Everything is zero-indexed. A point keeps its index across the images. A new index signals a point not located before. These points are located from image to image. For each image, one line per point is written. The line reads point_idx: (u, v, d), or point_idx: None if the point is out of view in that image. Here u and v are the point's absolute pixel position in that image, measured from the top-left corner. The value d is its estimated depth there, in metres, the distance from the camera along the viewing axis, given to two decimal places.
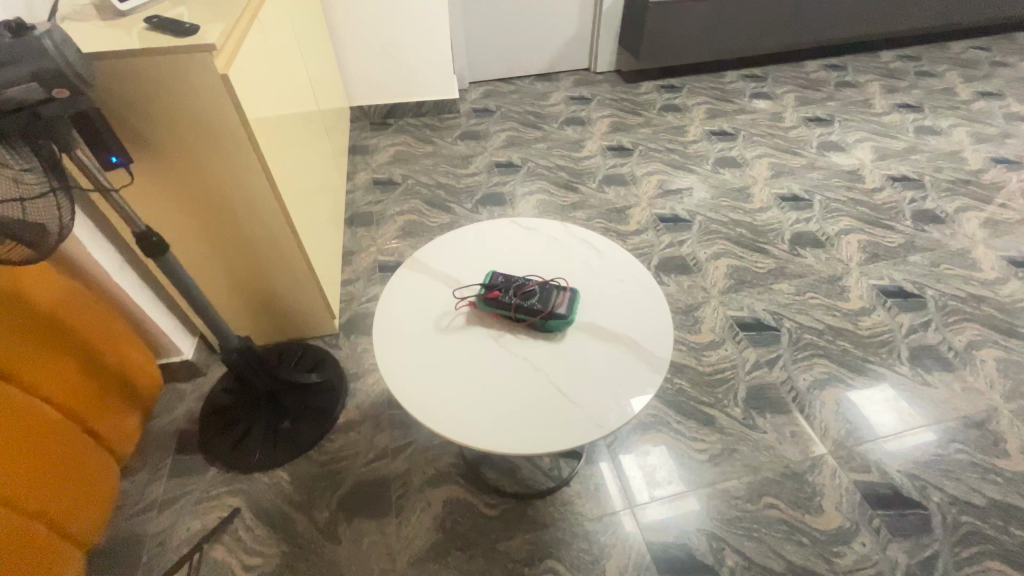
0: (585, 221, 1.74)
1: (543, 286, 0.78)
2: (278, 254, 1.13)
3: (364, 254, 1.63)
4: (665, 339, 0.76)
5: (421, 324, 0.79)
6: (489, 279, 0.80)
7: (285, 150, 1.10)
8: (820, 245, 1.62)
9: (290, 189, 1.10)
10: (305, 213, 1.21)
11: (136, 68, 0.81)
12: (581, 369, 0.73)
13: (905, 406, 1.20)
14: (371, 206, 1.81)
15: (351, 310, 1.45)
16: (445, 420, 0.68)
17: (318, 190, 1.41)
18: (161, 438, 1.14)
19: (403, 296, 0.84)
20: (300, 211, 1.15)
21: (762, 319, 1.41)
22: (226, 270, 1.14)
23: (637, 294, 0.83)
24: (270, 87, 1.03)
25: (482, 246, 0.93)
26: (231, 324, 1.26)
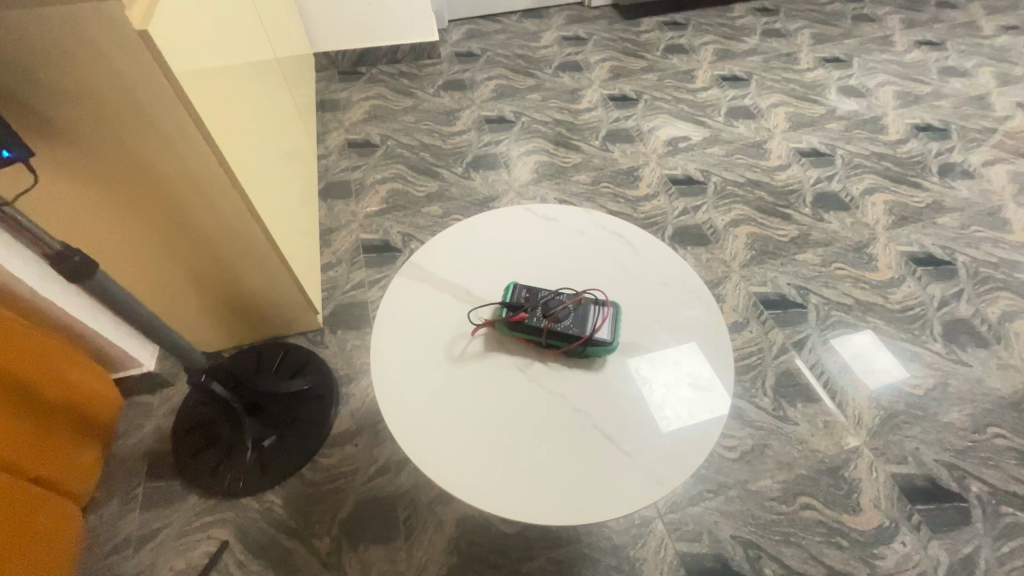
0: (589, 185, 1.57)
1: (578, 303, 0.64)
2: (243, 249, 0.95)
3: (345, 232, 1.44)
4: (726, 363, 0.64)
5: (429, 351, 0.65)
6: (510, 294, 0.65)
7: (240, 123, 0.89)
8: (845, 208, 1.50)
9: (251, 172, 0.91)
10: (272, 197, 1.02)
11: (20, 26, 0.60)
12: (631, 406, 0.60)
13: (890, 356, 1.18)
14: (347, 174, 1.60)
15: (335, 300, 1.29)
16: (468, 481, 0.56)
17: (285, 163, 1.21)
18: (129, 463, 1.01)
19: (403, 315, 0.69)
20: (266, 196, 0.97)
21: (787, 295, 1.30)
22: (185, 270, 0.97)
23: (685, 303, 0.70)
24: (213, 41, 0.81)
25: (492, 242, 0.77)
26: (196, 328, 1.10)
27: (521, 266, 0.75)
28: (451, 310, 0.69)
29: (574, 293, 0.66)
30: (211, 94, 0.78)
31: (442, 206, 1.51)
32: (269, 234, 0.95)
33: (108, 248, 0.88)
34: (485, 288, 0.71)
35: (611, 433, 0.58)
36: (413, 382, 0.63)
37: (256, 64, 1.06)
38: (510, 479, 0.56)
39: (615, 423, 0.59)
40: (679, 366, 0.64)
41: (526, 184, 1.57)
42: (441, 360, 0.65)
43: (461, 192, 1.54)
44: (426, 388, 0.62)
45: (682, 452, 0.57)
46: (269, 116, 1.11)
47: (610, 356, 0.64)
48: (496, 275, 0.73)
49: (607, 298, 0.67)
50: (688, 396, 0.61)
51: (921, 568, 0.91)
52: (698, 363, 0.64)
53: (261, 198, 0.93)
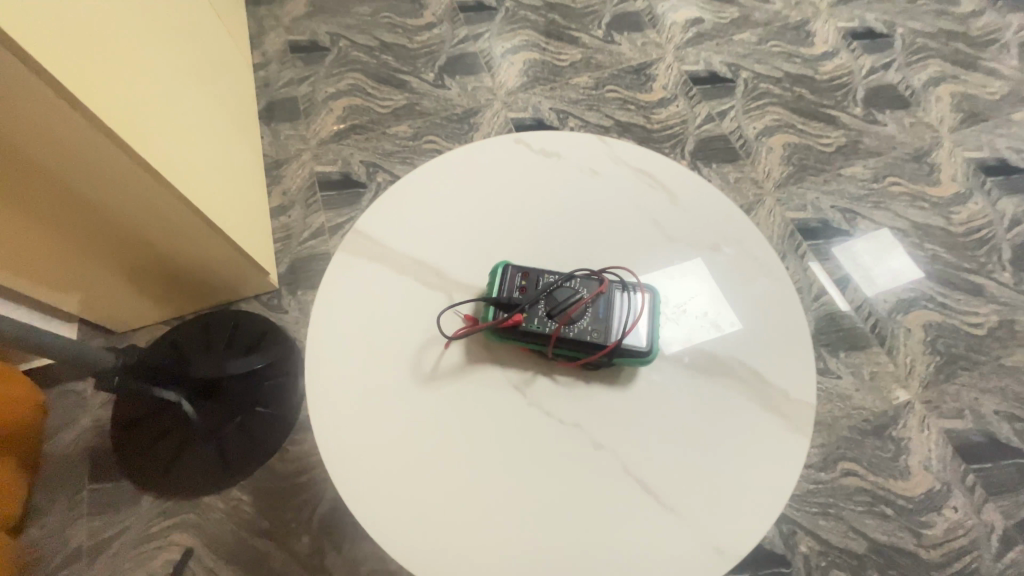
0: (592, 89, 1.27)
1: (599, 295, 0.44)
2: (145, 212, 0.74)
3: (295, 165, 1.18)
4: (805, 367, 0.46)
5: (381, 361, 0.47)
6: (497, 282, 0.46)
7: (115, 38, 0.64)
8: (903, 106, 1.23)
9: (140, 108, 0.67)
10: (183, 133, 0.77)
11: None
12: (665, 435, 0.44)
13: (903, 254, 1.05)
14: (292, 88, 1.29)
15: (292, 253, 1.07)
16: (450, 562, 0.41)
17: (207, 82, 0.93)
18: (66, 464, 0.86)
19: (346, 307, 0.49)
20: (167, 134, 0.72)
21: (831, 221, 1.09)
22: (81, 243, 0.76)
23: (745, 278, 0.50)
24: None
25: (473, 196, 0.56)
26: (124, 303, 0.91)
27: (514, 229, 0.54)
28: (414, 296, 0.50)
29: (594, 276, 0.46)
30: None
31: (412, 124, 1.22)
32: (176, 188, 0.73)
33: None
34: (466, 268, 0.52)
35: (639, 474, 0.42)
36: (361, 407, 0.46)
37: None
38: (504, 542, 0.41)
39: (646, 460, 0.43)
40: (735, 370, 0.46)
41: (513, 91, 1.27)
42: (399, 374, 0.47)
43: (434, 105, 1.25)
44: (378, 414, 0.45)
45: (738, 498, 0.42)
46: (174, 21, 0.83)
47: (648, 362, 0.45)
48: (482, 248, 0.53)
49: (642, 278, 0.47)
50: (745, 414, 0.44)
51: (974, 536, 0.82)
52: (761, 363, 0.46)
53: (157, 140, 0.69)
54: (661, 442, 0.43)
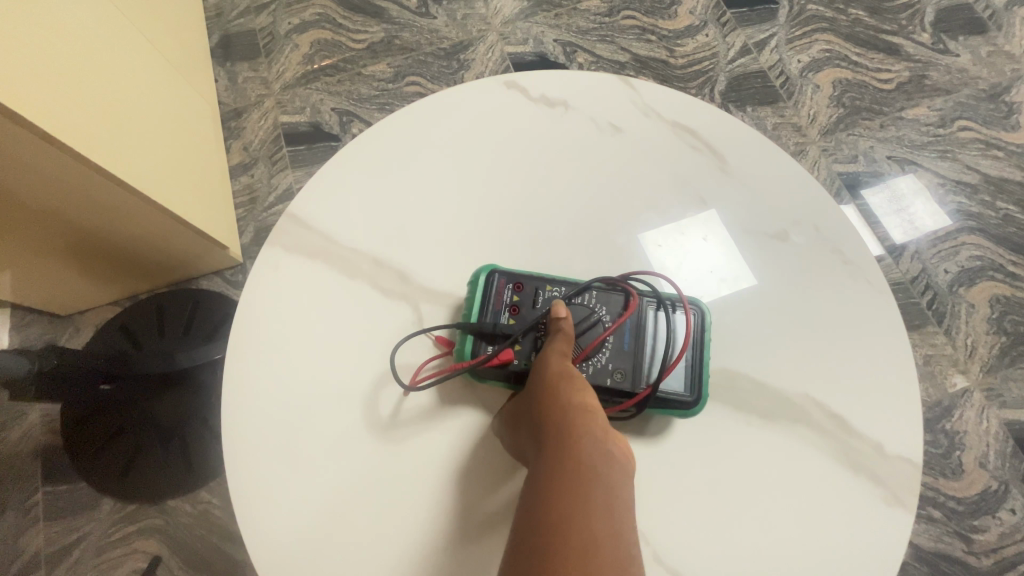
0: (604, 15, 1.07)
1: (620, 324, 0.38)
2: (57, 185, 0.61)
3: (258, 115, 1.01)
4: (910, 415, 0.39)
5: (282, 360, 0.41)
6: (486, 303, 0.40)
7: None
8: (981, 31, 1.02)
9: (25, 54, 0.52)
10: (64, 57, 0.58)
11: None
12: (702, 495, 0.37)
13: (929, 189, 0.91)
14: (249, 21, 1.09)
15: (258, 220, 0.94)
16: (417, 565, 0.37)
17: (129, 14, 0.76)
18: (16, 465, 0.78)
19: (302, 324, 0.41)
20: (41, 63, 0.54)
21: (887, 176, 0.92)
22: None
23: (797, 283, 0.42)
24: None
25: (461, 154, 0.46)
26: (59, 289, 0.79)
27: (511, 197, 0.45)
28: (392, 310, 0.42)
29: (612, 295, 0.39)
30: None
31: (391, 63, 1.04)
32: (44, 127, 0.53)
33: None
34: (454, 255, 0.43)
35: (661, 544, 0.36)
36: (257, 424, 0.39)
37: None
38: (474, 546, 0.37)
39: (672, 525, 0.36)
40: (814, 420, 0.39)
41: (511, 20, 1.06)
42: (302, 371, 0.40)
43: (417, 38, 1.05)
44: (276, 417, 0.39)
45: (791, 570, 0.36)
46: None
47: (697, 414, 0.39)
48: (469, 220, 0.44)
49: (673, 294, 0.40)
50: (805, 471, 0.38)
51: None
52: (849, 410, 0.39)
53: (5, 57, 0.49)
54: (694, 503, 0.37)
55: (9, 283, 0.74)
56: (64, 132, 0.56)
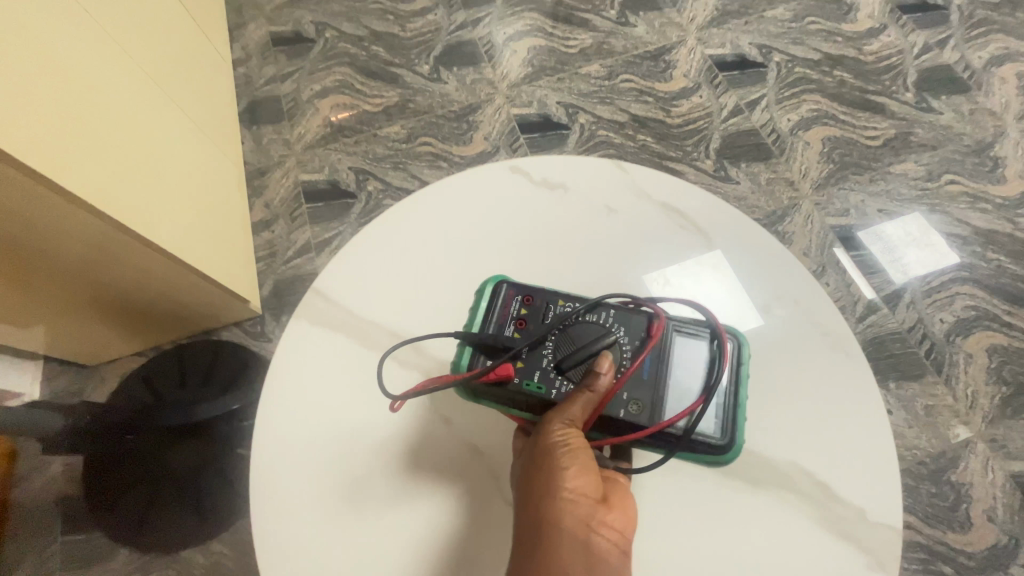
0: (604, 79, 1.14)
1: (640, 346, 0.41)
2: (93, 248, 0.67)
3: (280, 174, 1.08)
4: (891, 479, 0.41)
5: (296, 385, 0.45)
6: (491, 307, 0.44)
7: (33, 56, 0.56)
8: (963, 90, 1.07)
9: (72, 137, 0.59)
10: (106, 136, 0.65)
11: None
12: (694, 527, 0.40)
13: (924, 235, 0.95)
14: (273, 87, 1.18)
15: (275, 274, 0.98)
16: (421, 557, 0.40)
17: (165, 90, 0.84)
18: (37, 514, 0.80)
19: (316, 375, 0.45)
20: (85, 144, 0.61)
21: (877, 228, 0.96)
22: (32, 290, 0.69)
23: (782, 352, 0.45)
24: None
25: (470, 233, 0.50)
26: (92, 342, 0.85)
27: (515, 273, 0.49)
28: (402, 377, 0.45)
29: (633, 318, 0.42)
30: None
31: (405, 125, 1.11)
32: (88, 201, 0.61)
33: None
34: (462, 323, 0.47)
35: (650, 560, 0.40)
36: (279, 451, 0.43)
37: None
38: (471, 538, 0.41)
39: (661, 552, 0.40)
40: (799, 488, 0.41)
41: (516, 84, 1.14)
42: (314, 396, 0.45)
43: (430, 102, 1.13)
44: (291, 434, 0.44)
45: None
46: (119, 26, 0.75)
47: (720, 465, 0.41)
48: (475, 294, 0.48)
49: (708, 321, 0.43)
50: (791, 533, 0.40)
51: None
52: (832, 476, 0.41)
53: (59, 145, 0.57)
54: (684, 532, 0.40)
55: (39, 336, 0.79)
56: (105, 203, 0.63)
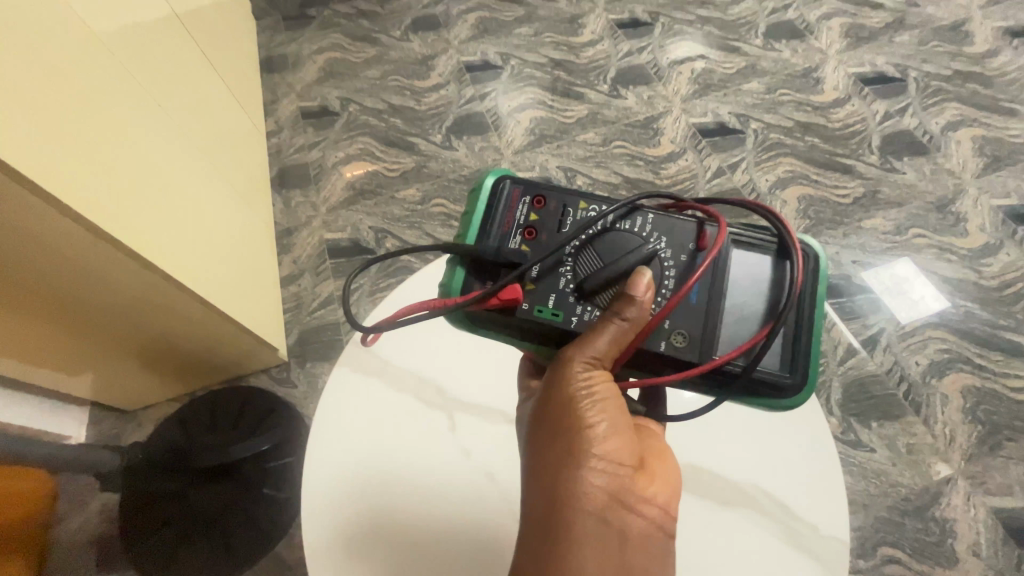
0: (599, 146, 1.27)
1: (690, 259, 0.49)
2: (158, 307, 0.78)
3: (307, 233, 1.19)
4: (838, 501, 0.53)
5: (337, 403, 0.55)
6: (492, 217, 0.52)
7: (122, 151, 0.69)
8: (923, 152, 1.19)
9: (150, 216, 0.71)
10: (172, 210, 0.78)
11: None
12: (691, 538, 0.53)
13: (909, 278, 1.04)
14: (303, 155, 1.32)
15: (301, 324, 1.07)
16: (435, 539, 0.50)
17: (211, 163, 0.98)
18: (76, 552, 0.86)
19: (355, 398, 0.55)
20: (158, 218, 0.73)
21: (852, 278, 1.04)
22: (99, 342, 0.80)
23: None
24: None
25: None
26: (136, 389, 0.94)
27: None
28: (430, 419, 0.55)
29: (678, 234, 0.50)
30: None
31: (420, 188, 1.23)
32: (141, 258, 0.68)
33: None
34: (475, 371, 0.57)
35: None
36: (323, 457, 0.53)
37: (128, 16, 0.77)
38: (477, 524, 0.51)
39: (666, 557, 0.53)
40: (765, 506, 0.54)
41: (520, 151, 1.27)
42: (352, 411, 0.54)
43: (442, 167, 1.26)
44: (332, 444, 0.53)
45: None
46: (176, 113, 0.88)
47: (787, 409, 0.50)
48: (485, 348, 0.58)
49: (778, 240, 0.51)
50: (759, 539, 0.52)
51: None
52: (790, 497, 0.54)
53: (120, 210, 0.65)
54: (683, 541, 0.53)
55: (89, 384, 0.88)
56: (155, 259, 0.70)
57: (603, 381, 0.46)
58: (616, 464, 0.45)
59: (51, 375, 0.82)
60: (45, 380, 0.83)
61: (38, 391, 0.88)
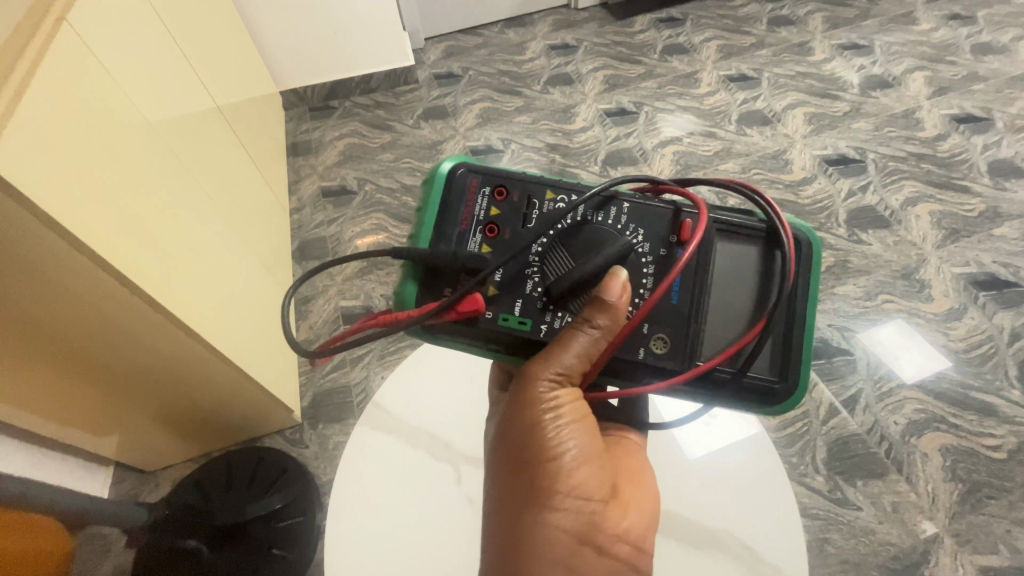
0: None
1: (666, 254, 0.53)
2: (201, 377, 0.85)
3: (324, 301, 1.29)
4: (795, 543, 0.61)
5: (359, 456, 0.61)
6: (452, 212, 0.56)
7: (181, 236, 0.79)
8: (886, 225, 1.31)
9: (201, 295, 0.80)
10: (217, 286, 0.87)
11: None
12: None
13: (886, 336, 1.12)
14: (322, 229, 1.45)
15: (315, 386, 1.14)
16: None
17: (243, 238, 1.09)
18: None
19: (374, 452, 0.62)
20: (208, 296, 0.83)
21: (830, 341, 1.11)
22: (138, 405, 0.87)
23: (726, 447, 0.67)
24: (84, 93, 0.65)
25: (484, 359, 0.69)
26: (159, 449, 0.99)
27: None
28: (440, 474, 0.61)
29: (655, 227, 0.54)
30: (76, 173, 0.60)
31: None
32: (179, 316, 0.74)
33: (46, 401, 0.78)
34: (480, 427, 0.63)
35: None
36: (346, 506, 0.59)
37: (176, 110, 0.91)
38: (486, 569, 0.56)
39: None
40: (732, 547, 0.61)
41: None
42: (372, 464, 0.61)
43: None
44: (354, 493, 0.59)
45: None
46: (216, 195, 1.00)
47: (781, 413, 0.55)
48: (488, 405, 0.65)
49: (767, 228, 0.55)
50: None
51: None
52: (754, 538, 0.61)
53: (165, 273, 0.72)
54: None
55: (116, 444, 0.93)
56: (191, 316, 0.76)
57: (568, 412, 0.51)
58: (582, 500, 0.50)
59: (86, 434, 0.88)
60: (81, 440, 0.90)
61: (66, 450, 0.93)
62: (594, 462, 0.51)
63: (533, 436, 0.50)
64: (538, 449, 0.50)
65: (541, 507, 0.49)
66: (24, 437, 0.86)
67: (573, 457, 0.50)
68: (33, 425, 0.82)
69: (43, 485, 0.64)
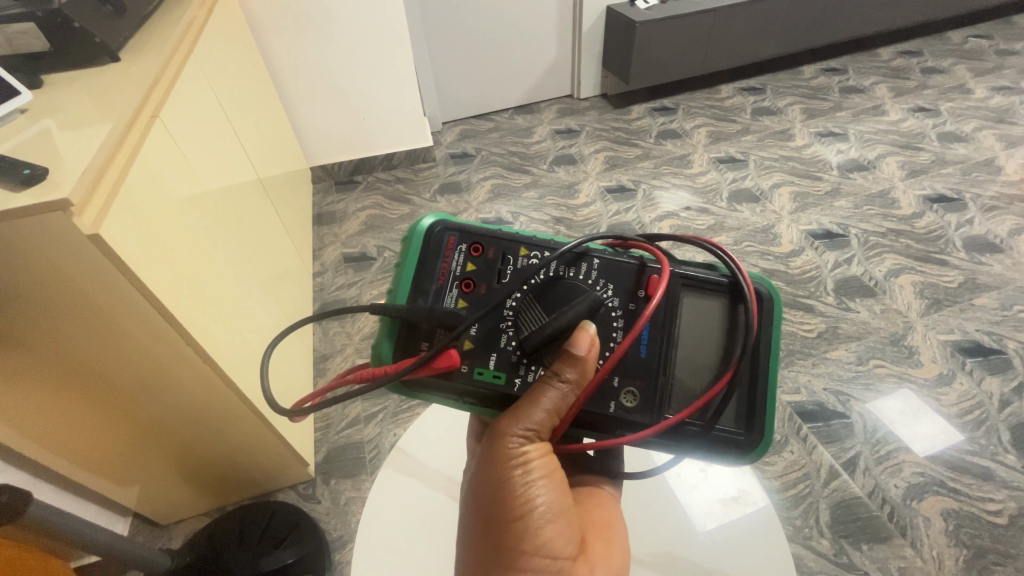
0: None
1: (629, 310, 0.61)
2: (229, 431, 0.90)
3: (340, 359, 1.36)
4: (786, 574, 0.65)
5: (383, 499, 0.66)
6: (430, 268, 0.64)
7: (224, 295, 0.87)
8: (872, 294, 1.39)
9: (240, 352, 0.87)
10: (250, 343, 0.94)
11: (18, 272, 0.59)
12: None
13: (896, 411, 1.15)
14: (342, 292, 1.56)
15: (329, 442, 1.18)
16: None
17: (271, 294, 1.17)
18: None
19: (398, 494, 0.67)
20: (245, 353, 0.89)
21: (825, 404, 1.16)
22: (166, 457, 0.91)
23: (717, 490, 0.73)
24: (162, 174, 0.76)
25: None
26: (176, 501, 1.02)
27: None
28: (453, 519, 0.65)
29: (623, 283, 0.62)
30: (155, 241, 0.69)
31: None
32: (224, 373, 0.80)
33: (88, 445, 0.83)
34: None
35: None
36: (370, 545, 0.63)
37: (230, 189, 1.04)
38: None
39: None
40: None
41: None
42: (394, 507, 0.66)
43: None
44: (377, 535, 0.64)
45: None
46: (252, 256, 1.10)
47: (752, 462, 0.60)
48: None
49: (730, 285, 0.63)
50: None
51: None
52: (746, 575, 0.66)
53: (215, 331, 0.79)
54: None
55: (137, 495, 0.97)
56: (233, 372, 0.82)
57: (537, 469, 0.55)
58: (550, 558, 0.52)
59: (112, 484, 0.92)
60: (106, 490, 0.93)
61: (91, 495, 0.97)
62: (563, 520, 0.54)
63: (503, 491, 0.54)
64: (507, 505, 0.53)
65: (511, 566, 0.51)
66: (53, 481, 0.89)
67: (541, 511, 0.53)
68: (68, 471, 0.86)
69: (81, 518, 0.69)
